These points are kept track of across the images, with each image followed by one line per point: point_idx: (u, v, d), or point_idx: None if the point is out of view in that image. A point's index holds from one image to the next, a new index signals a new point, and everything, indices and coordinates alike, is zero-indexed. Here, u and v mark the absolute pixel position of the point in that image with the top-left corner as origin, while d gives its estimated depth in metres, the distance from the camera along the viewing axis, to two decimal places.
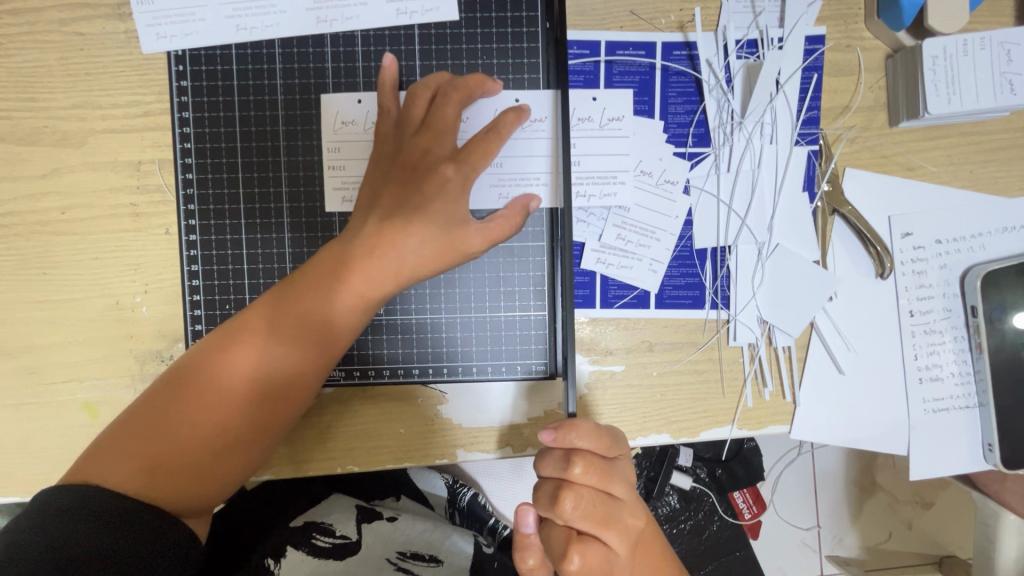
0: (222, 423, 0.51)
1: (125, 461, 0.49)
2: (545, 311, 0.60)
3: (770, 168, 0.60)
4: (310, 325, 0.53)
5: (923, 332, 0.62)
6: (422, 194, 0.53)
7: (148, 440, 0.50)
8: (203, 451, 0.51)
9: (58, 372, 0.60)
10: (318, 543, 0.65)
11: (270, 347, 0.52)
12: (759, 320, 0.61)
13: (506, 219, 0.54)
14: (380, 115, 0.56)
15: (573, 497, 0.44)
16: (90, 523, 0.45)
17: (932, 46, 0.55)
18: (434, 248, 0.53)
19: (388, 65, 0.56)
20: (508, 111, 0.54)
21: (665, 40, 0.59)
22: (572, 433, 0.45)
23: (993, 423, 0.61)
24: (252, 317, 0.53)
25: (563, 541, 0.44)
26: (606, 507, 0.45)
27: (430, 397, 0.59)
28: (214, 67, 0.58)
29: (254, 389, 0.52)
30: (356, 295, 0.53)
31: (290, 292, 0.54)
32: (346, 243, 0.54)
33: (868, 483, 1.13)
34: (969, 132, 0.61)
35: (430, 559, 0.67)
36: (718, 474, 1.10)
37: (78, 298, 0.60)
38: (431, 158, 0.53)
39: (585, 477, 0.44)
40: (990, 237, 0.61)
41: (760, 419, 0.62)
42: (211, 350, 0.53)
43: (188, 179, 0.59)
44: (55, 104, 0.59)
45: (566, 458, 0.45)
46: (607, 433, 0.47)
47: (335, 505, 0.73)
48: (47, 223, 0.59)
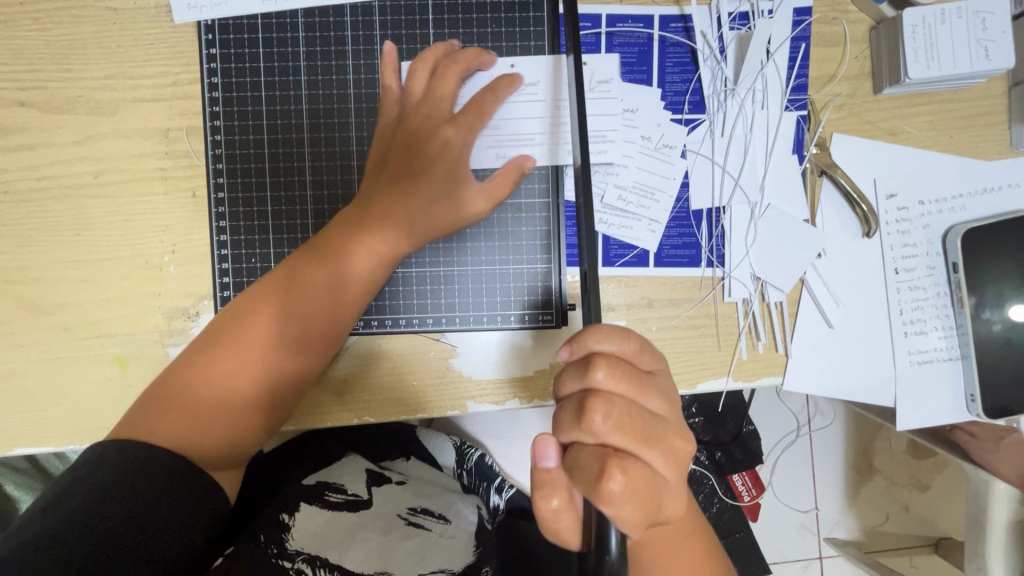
0: (250, 379, 0.55)
1: (166, 420, 0.52)
2: (551, 264, 0.64)
3: (762, 132, 0.63)
4: (335, 283, 0.57)
5: (907, 288, 0.65)
6: (426, 157, 0.60)
7: (184, 399, 0.53)
8: (235, 406, 0.55)
9: (91, 328, 0.63)
10: (331, 499, 0.68)
11: (296, 305, 0.56)
12: (753, 276, 0.64)
13: (506, 177, 0.60)
14: (382, 91, 0.61)
15: (603, 407, 0.39)
16: (131, 475, 0.48)
17: (911, 16, 0.59)
18: (445, 206, 0.60)
19: (390, 50, 0.60)
20: (502, 77, 0.60)
21: (662, 13, 0.63)
22: (591, 335, 0.42)
23: (974, 373, 0.65)
24: (275, 281, 0.57)
25: (597, 462, 0.38)
26: (642, 420, 0.39)
27: (442, 349, 0.63)
28: (241, 36, 0.62)
29: (279, 346, 0.56)
30: (363, 257, 0.58)
31: (314, 253, 0.58)
32: (363, 208, 0.59)
33: (865, 465, 1.17)
34: (949, 99, 0.64)
35: (440, 516, 0.71)
36: (718, 457, 1.12)
37: (110, 257, 0.63)
38: (435, 124, 0.60)
39: (611, 382, 0.40)
40: (970, 198, 0.65)
41: (754, 370, 0.65)
42: (239, 313, 0.56)
43: (216, 140, 0.62)
44: (88, 75, 0.63)
45: (587, 364, 0.41)
46: (635, 338, 0.43)
47: (346, 467, 0.76)
48: (81, 186, 0.63)
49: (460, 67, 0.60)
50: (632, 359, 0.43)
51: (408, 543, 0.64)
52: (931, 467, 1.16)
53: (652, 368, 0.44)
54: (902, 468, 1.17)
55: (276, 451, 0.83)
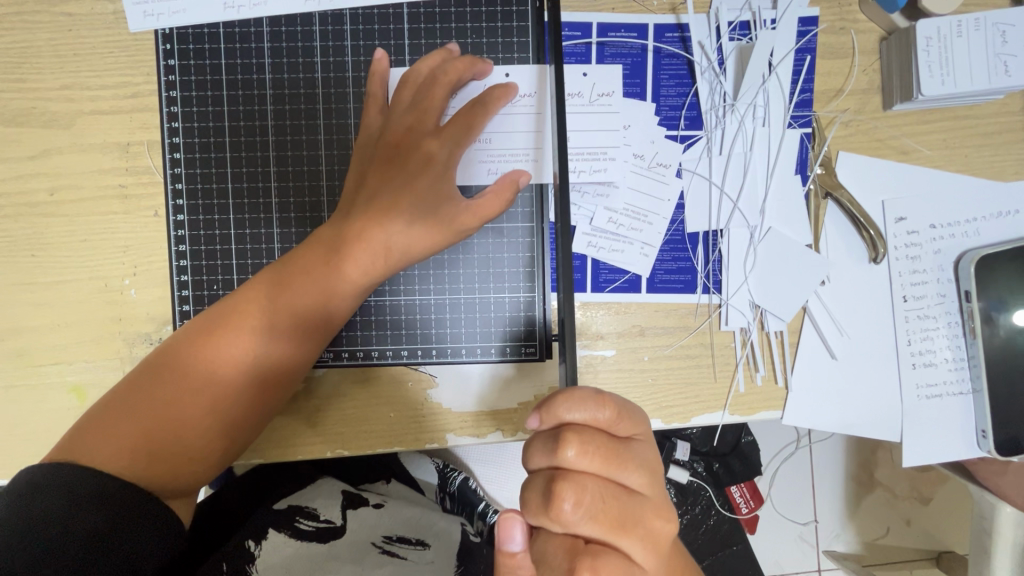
0: (205, 406, 0.50)
1: (105, 441, 0.48)
2: (535, 292, 0.60)
3: (762, 150, 0.59)
4: (299, 307, 0.52)
5: (916, 317, 0.61)
6: (407, 171, 0.53)
7: (128, 420, 0.49)
8: (184, 434, 0.50)
9: (47, 355, 0.60)
10: (300, 528, 0.65)
11: (259, 329, 0.52)
12: (752, 304, 0.60)
13: (495, 195, 0.53)
14: (367, 105, 0.56)
15: (573, 493, 0.38)
16: (74, 504, 0.44)
17: (926, 27, 0.55)
18: (423, 228, 0.53)
19: (379, 58, 0.56)
20: (496, 87, 0.54)
21: (657, 21, 0.59)
22: (560, 405, 0.40)
23: (986, 408, 0.61)
24: (240, 300, 0.53)
25: (565, 555, 0.39)
26: (615, 504, 0.39)
27: (419, 380, 0.59)
28: (202, 46, 0.58)
29: (239, 372, 0.51)
30: (333, 280, 0.52)
31: (282, 272, 0.53)
32: (335, 227, 0.53)
33: (865, 478, 1.13)
34: (964, 115, 0.60)
35: (417, 542, 0.67)
36: (716, 468, 1.09)
37: (67, 280, 0.59)
38: (418, 135, 0.54)
39: (582, 462, 0.39)
40: (984, 222, 0.61)
41: (753, 403, 0.61)
42: (199, 333, 0.52)
43: (176, 158, 0.58)
44: (42, 85, 0.58)
45: (557, 440, 0.40)
46: (610, 402, 0.41)
47: (321, 489, 0.72)
48: (36, 204, 0.59)
49: (452, 73, 0.54)
50: (608, 426, 0.41)
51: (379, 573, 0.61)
52: (934, 478, 1.13)
53: (630, 432, 0.42)
54: (902, 480, 1.14)
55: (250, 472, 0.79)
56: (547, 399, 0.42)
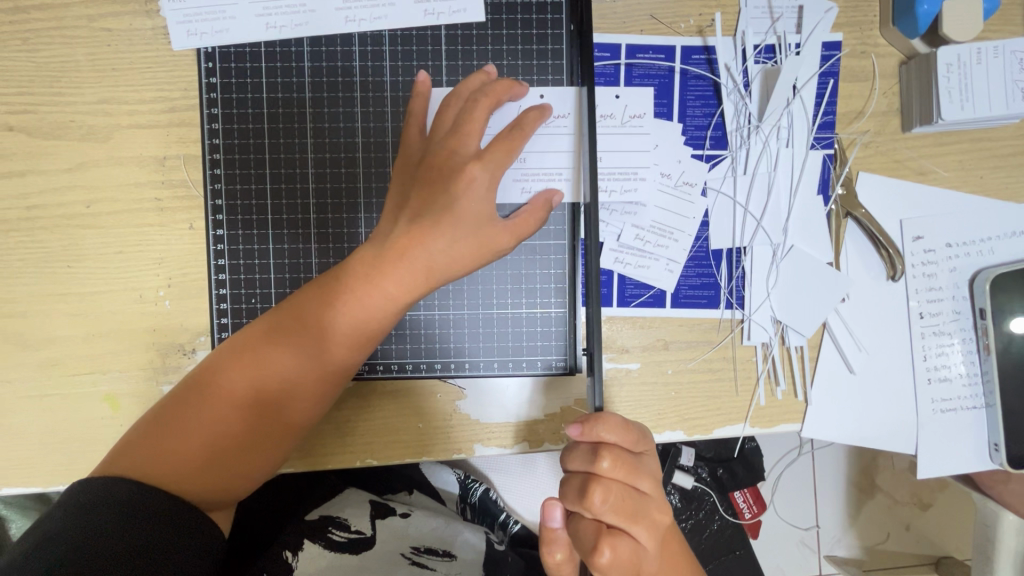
0: (249, 420, 0.52)
1: (159, 454, 0.50)
2: (566, 308, 0.61)
3: (787, 171, 0.61)
4: (340, 325, 0.53)
5: (933, 333, 0.63)
6: (447, 193, 0.53)
7: (179, 432, 0.51)
8: (231, 447, 0.52)
9: (81, 365, 0.61)
10: (333, 538, 0.67)
11: (302, 347, 0.53)
12: (773, 320, 0.62)
13: (530, 215, 0.55)
14: (406, 127, 0.57)
15: (601, 491, 0.44)
16: (129, 516, 0.46)
17: (946, 54, 0.57)
18: (462, 247, 0.54)
19: (422, 80, 0.56)
20: (531, 109, 0.55)
21: (685, 44, 0.60)
22: (600, 426, 0.45)
23: (999, 423, 0.62)
24: (282, 318, 0.54)
25: (592, 535, 0.44)
26: (633, 503, 0.45)
27: (449, 392, 0.60)
28: (243, 64, 0.59)
29: (282, 388, 0.53)
30: (372, 300, 0.53)
31: (325, 289, 0.54)
32: (377, 246, 0.54)
33: (867, 483, 1.15)
34: (980, 138, 0.62)
35: (444, 553, 0.69)
36: (720, 473, 1.11)
37: (102, 291, 0.60)
38: (459, 158, 0.54)
39: (612, 471, 0.45)
40: (999, 241, 0.63)
41: (772, 416, 0.63)
42: (243, 349, 0.53)
43: (216, 174, 0.60)
44: (81, 99, 0.59)
45: (594, 452, 0.45)
46: (635, 428, 0.47)
47: (350, 499, 0.73)
48: (73, 216, 0.60)
49: (493, 97, 0.54)
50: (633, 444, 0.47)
51: None
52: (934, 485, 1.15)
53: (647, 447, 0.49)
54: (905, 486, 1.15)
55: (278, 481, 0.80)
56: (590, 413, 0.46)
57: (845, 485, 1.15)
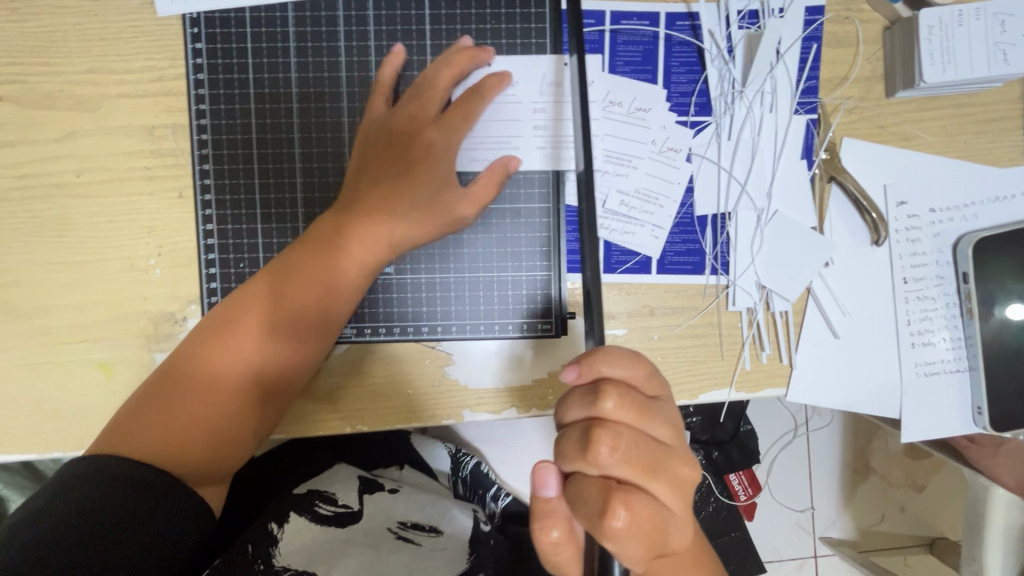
0: (233, 387, 0.55)
1: (138, 431, 0.52)
2: (552, 271, 0.62)
3: (770, 136, 0.61)
4: (309, 291, 0.56)
5: (916, 298, 0.64)
6: (410, 161, 0.57)
7: (156, 408, 0.53)
8: (216, 415, 0.54)
9: (74, 333, 0.61)
10: (319, 512, 0.68)
11: (276, 311, 0.56)
12: (758, 285, 0.62)
13: (488, 179, 0.57)
14: (370, 100, 0.59)
15: (609, 438, 0.38)
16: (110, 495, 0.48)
17: (928, 17, 0.57)
18: (424, 213, 0.57)
19: (399, 52, 0.58)
20: (488, 76, 0.57)
21: (669, 10, 0.61)
22: (601, 361, 0.41)
23: (981, 385, 0.63)
24: (257, 290, 0.57)
25: (600, 497, 0.37)
26: (651, 452, 0.39)
27: (437, 357, 0.61)
28: (229, 30, 0.59)
29: (258, 355, 0.55)
30: (343, 267, 0.56)
31: (289, 259, 0.57)
32: (341, 214, 0.57)
33: (861, 465, 1.16)
34: (963, 103, 0.62)
35: (430, 529, 0.71)
36: (716, 457, 1.11)
37: (93, 259, 0.61)
38: (417, 126, 0.57)
39: (618, 412, 0.39)
40: (982, 206, 0.63)
41: (756, 381, 0.64)
42: (223, 321, 0.56)
43: (203, 140, 0.60)
44: (69, 69, 0.60)
45: (595, 392, 0.40)
46: (644, 362, 0.43)
47: (339, 473, 0.75)
48: (63, 185, 0.61)
49: (447, 69, 0.57)
50: (639, 385, 0.42)
51: (396, 558, 0.65)
52: (931, 466, 1.16)
53: (658, 392, 0.43)
54: (899, 467, 1.16)
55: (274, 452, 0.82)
56: (587, 353, 0.42)
57: (838, 463, 1.16)
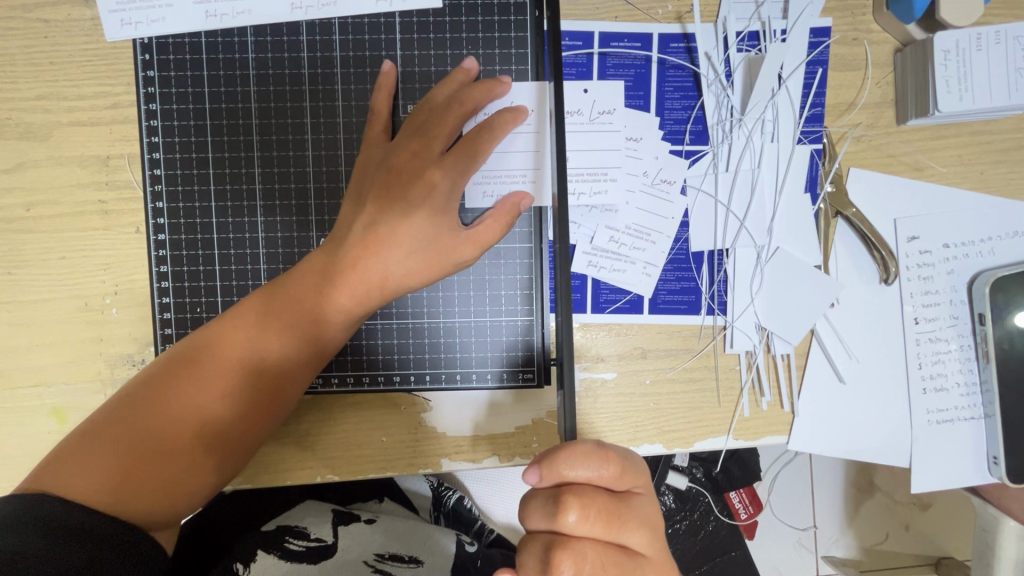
0: (194, 435, 0.49)
1: (85, 471, 0.46)
2: (534, 315, 0.57)
3: (771, 168, 0.57)
4: (287, 335, 0.50)
5: (927, 340, 0.59)
6: (408, 198, 0.50)
7: (111, 446, 0.47)
8: (172, 465, 0.48)
9: (26, 377, 0.57)
10: (290, 548, 0.63)
11: (248, 353, 0.50)
12: (758, 327, 0.58)
13: (493, 222, 0.51)
14: (371, 117, 0.53)
15: (572, 559, 0.37)
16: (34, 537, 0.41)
17: (944, 40, 0.52)
18: (420, 258, 0.50)
19: (386, 70, 0.54)
20: (502, 111, 0.51)
21: (663, 31, 0.56)
22: (562, 468, 0.38)
23: (998, 435, 0.59)
24: (229, 326, 0.51)
25: None
26: (617, 567, 0.38)
27: (413, 404, 0.57)
28: (183, 57, 0.55)
29: (225, 402, 0.49)
30: (324, 311, 0.50)
31: (272, 300, 0.51)
32: (333, 253, 0.51)
33: (864, 482, 1.11)
34: (980, 130, 0.58)
35: (409, 559, 0.66)
36: (715, 474, 1.08)
37: (46, 298, 0.57)
38: (420, 162, 0.50)
39: (582, 525, 0.38)
40: (1000, 242, 0.59)
41: (757, 428, 0.59)
42: (190, 359, 0.50)
43: (156, 175, 0.56)
44: (18, 95, 0.56)
45: (558, 502, 0.38)
46: (613, 458, 0.40)
47: (311, 508, 0.70)
48: (12, 219, 0.57)
49: (467, 97, 0.51)
50: (610, 483, 0.40)
51: None
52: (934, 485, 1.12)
53: (630, 489, 0.41)
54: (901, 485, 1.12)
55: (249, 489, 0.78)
56: (549, 455, 0.39)
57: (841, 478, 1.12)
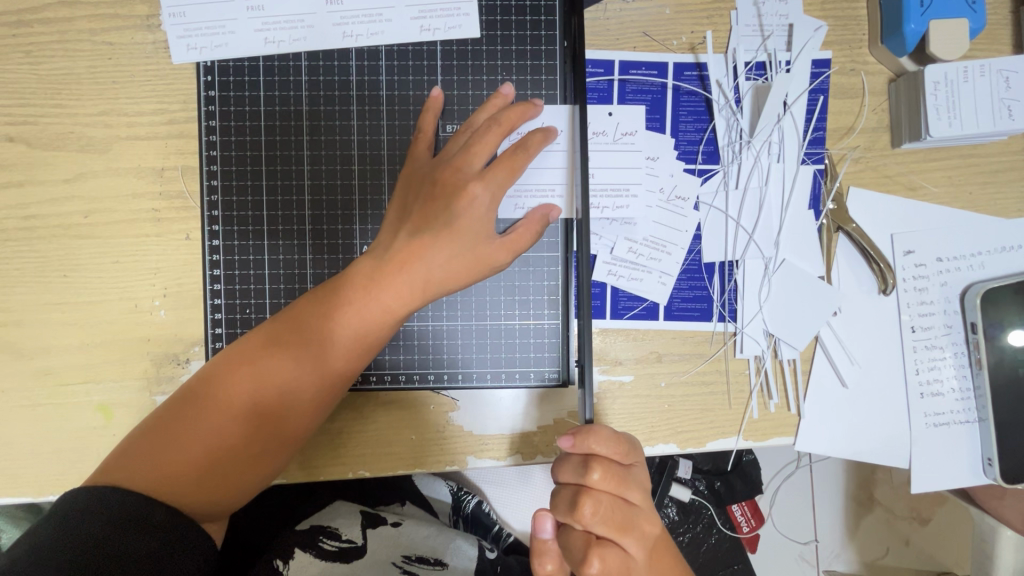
0: (248, 429, 0.52)
1: (147, 460, 0.50)
2: (559, 320, 0.61)
3: (778, 186, 0.61)
4: (335, 336, 0.54)
5: (924, 347, 0.63)
6: (448, 208, 0.54)
7: (170, 437, 0.51)
8: (227, 456, 0.52)
9: (75, 374, 0.61)
10: (324, 547, 0.67)
11: (298, 353, 0.53)
12: (766, 333, 0.62)
13: (525, 229, 0.55)
14: (416, 137, 0.58)
15: (592, 504, 0.43)
16: (115, 538, 0.45)
17: (934, 72, 0.57)
18: (460, 262, 0.54)
19: (435, 96, 0.58)
20: (535, 131, 0.55)
21: (678, 60, 0.61)
22: (591, 438, 0.44)
23: (992, 438, 0.63)
24: (279, 327, 0.55)
25: (582, 547, 0.44)
26: (625, 515, 0.44)
27: (442, 403, 0.61)
28: (242, 78, 0.59)
29: (276, 397, 0.53)
30: (368, 313, 0.54)
31: (320, 303, 0.55)
32: (377, 258, 0.55)
33: (864, 497, 1.14)
34: (969, 154, 0.63)
35: (435, 562, 0.69)
36: (717, 486, 1.10)
37: (98, 300, 0.61)
38: (462, 176, 0.54)
39: (603, 483, 0.43)
40: (990, 256, 0.63)
41: (766, 429, 0.63)
42: (244, 357, 0.54)
43: (213, 186, 0.60)
44: (81, 110, 0.60)
45: (585, 464, 0.44)
46: (626, 438, 0.46)
47: (341, 507, 0.73)
48: (69, 226, 0.60)
49: (502, 118, 0.55)
50: (625, 454, 0.45)
51: None
52: (933, 499, 1.14)
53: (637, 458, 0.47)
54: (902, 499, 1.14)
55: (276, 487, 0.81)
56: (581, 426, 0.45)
57: (843, 491, 1.14)
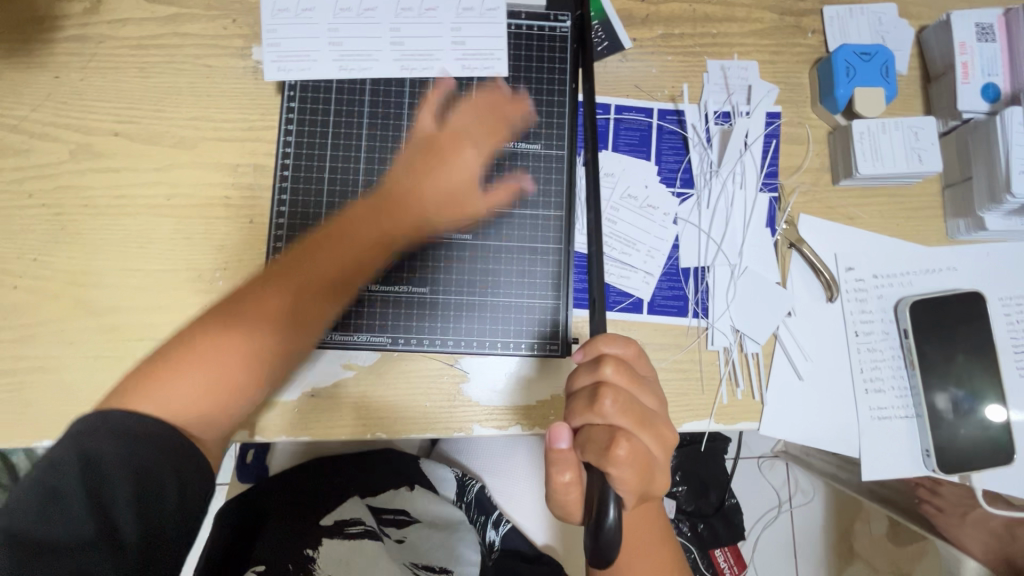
0: (247, 363, 0.58)
1: (182, 382, 0.54)
2: (560, 300, 0.72)
3: (742, 208, 0.75)
4: (335, 275, 0.64)
5: (866, 349, 0.75)
6: (438, 159, 0.70)
7: (197, 357, 0.56)
8: (225, 389, 0.56)
9: (137, 331, 0.70)
10: (346, 537, 0.81)
11: (300, 287, 0.62)
12: (733, 329, 0.73)
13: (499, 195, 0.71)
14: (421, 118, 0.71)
15: (611, 393, 0.50)
16: (127, 447, 0.48)
17: (859, 125, 0.73)
18: (449, 207, 0.70)
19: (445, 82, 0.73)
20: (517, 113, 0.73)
21: (661, 107, 0.77)
22: (600, 341, 0.53)
23: (927, 431, 0.73)
24: (281, 270, 0.62)
25: (606, 436, 0.49)
26: (641, 406, 0.51)
27: (454, 374, 0.71)
28: (319, 94, 0.74)
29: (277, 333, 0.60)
30: (361, 260, 0.66)
31: (319, 249, 0.64)
32: (361, 221, 0.66)
33: (844, 548, 1.31)
34: (895, 192, 0.77)
35: (439, 568, 0.82)
36: (699, 529, 1.26)
37: (167, 269, 0.71)
38: (444, 140, 0.70)
39: (616, 375, 0.51)
40: (916, 276, 0.76)
41: (734, 415, 0.72)
42: (244, 296, 0.60)
43: (285, 175, 0.73)
44: (177, 115, 0.74)
45: (598, 363, 0.52)
46: (634, 345, 0.55)
47: (360, 505, 0.87)
48: (153, 205, 0.72)
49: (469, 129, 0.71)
50: (632, 361, 0.54)
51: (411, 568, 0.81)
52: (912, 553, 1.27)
53: (647, 371, 0.55)
54: (880, 553, 1.30)
55: (290, 475, 0.91)
56: (591, 339, 0.55)
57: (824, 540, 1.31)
